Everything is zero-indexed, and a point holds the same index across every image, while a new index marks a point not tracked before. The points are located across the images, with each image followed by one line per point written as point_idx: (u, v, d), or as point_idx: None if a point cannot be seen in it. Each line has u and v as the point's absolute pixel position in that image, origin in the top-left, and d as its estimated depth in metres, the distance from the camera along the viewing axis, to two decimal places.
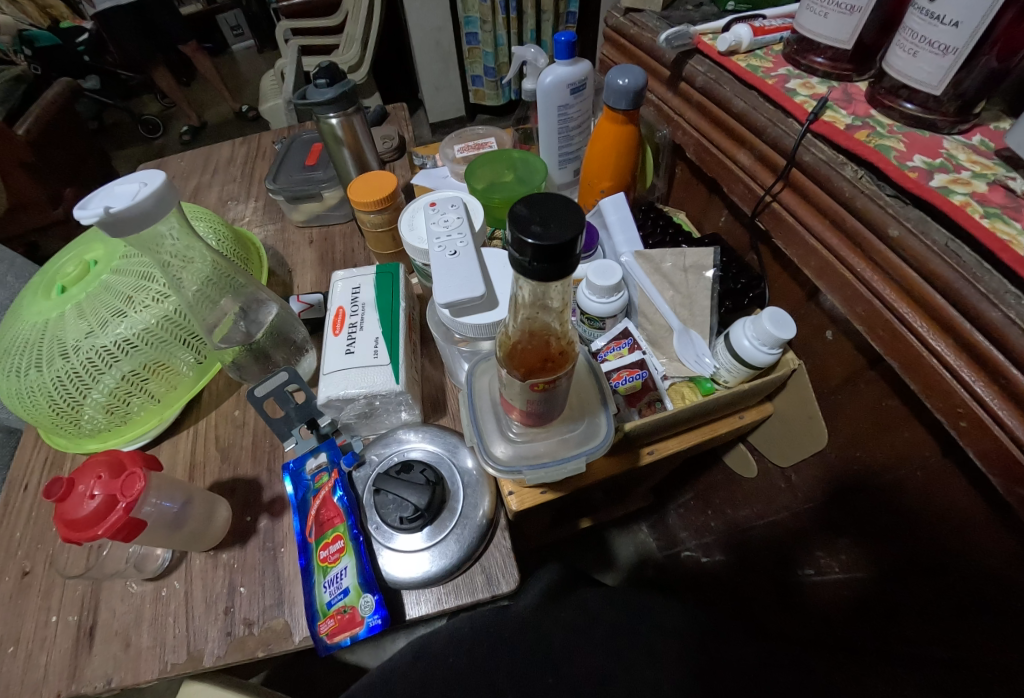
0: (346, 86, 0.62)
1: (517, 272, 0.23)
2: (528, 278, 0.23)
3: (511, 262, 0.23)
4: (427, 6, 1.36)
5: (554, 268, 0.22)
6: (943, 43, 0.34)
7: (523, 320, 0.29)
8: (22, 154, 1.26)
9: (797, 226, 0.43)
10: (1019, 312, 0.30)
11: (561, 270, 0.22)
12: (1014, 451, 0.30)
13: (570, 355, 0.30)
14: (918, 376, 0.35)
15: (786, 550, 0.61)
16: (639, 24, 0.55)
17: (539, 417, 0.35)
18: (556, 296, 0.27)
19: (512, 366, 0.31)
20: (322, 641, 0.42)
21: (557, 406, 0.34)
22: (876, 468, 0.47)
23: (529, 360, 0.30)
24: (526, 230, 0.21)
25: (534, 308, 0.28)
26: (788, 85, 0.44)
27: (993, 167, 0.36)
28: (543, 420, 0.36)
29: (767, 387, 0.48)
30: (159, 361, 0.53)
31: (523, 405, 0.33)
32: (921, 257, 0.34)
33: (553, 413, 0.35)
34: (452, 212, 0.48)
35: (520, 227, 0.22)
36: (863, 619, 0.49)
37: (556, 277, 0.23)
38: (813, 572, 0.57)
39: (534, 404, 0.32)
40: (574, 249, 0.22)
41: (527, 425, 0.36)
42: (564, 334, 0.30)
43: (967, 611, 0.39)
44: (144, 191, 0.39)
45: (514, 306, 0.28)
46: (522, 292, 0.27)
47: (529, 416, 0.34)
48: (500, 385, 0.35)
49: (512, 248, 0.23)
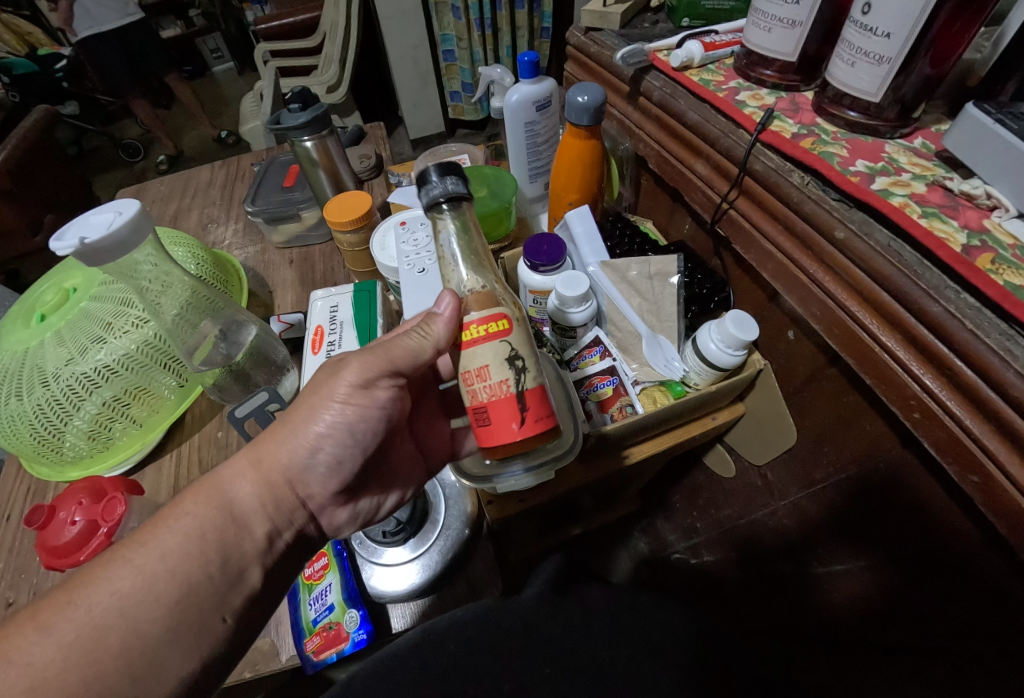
0: (319, 110, 0.64)
1: (438, 197, 0.33)
2: (449, 197, 0.34)
3: (424, 181, 0.34)
4: (403, 26, 1.39)
5: (456, 176, 0.35)
6: (877, 54, 0.36)
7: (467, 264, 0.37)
8: (3, 183, 1.26)
9: (753, 231, 0.44)
10: (958, 306, 0.31)
11: (463, 180, 0.35)
12: (964, 439, 0.31)
13: (493, 310, 0.33)
14: (872, 371, 0.36)
15: (783, 563, 0.60)
16: (598, 43, 0.57)
17: (509, 392, 0.32)
18: (478, 248, 0.38)
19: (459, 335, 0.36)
20: (309, 659, 0.42)
21: (491, 398, 0.32)
22: (844, 462, 0.48)
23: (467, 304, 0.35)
24: (429, 172, 0.35)
25: (454, 253, 0.37)
26: (739, 97, 0.46)
27: (932, 169, 0.38)
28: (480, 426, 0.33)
29: (737, 387, 0.50)
30: (140, 386, 0.54)
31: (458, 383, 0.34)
32: (867, 257, 0.35)
33: (488, 412, 0.32)
34: (422, 232, 0.49)
35: (424, 178, 0.35)
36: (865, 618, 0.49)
37: (465, 188, 0.34)
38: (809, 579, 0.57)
39: (496, 365, 0.32)
40: (461, 170, 0.36)
41: (502, 417, 0.32)
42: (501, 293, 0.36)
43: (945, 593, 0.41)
44: (118, 221, 0.40)
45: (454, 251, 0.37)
46: (454, 236, 0.37)
47: (500, 393, 0.32)
48: (466, 389, 0.33)
49: (426, 190, 0.34)
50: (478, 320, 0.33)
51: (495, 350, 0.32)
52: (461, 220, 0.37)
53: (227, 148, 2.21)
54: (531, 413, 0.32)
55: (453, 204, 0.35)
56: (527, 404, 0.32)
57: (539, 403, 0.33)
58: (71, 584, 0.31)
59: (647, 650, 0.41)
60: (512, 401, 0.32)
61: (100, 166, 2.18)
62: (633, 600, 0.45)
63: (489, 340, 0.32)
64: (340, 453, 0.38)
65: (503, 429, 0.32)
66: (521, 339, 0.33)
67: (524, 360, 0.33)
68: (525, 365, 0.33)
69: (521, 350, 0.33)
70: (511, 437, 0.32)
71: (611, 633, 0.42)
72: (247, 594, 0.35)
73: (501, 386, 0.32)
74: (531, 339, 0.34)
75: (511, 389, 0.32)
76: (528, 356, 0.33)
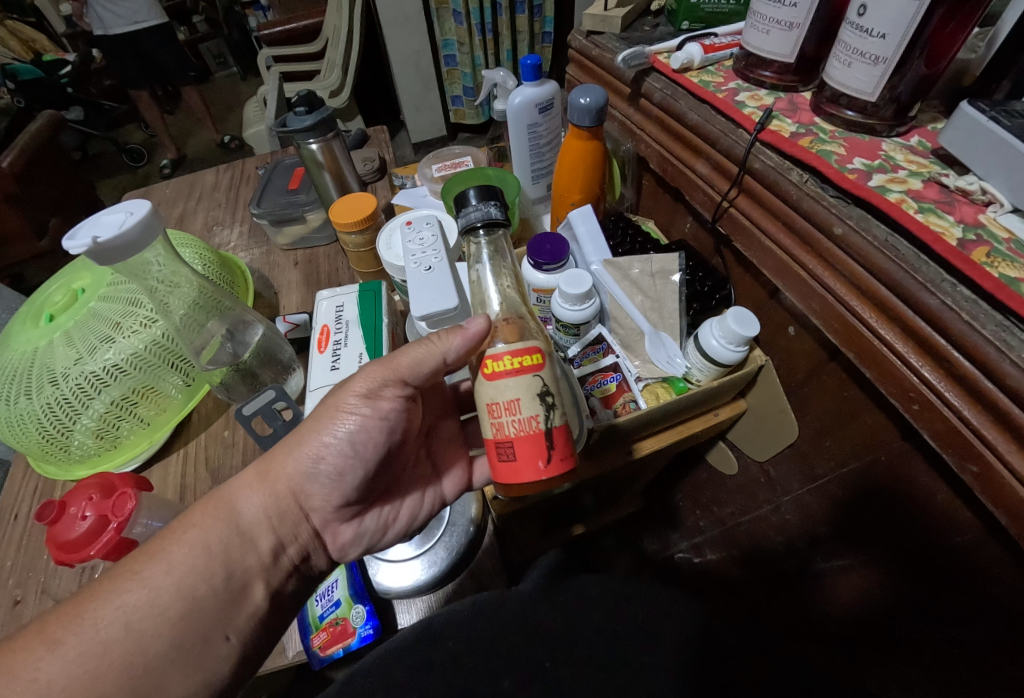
0: (324, 113, 0.65)
1: (476, 222, 0.38)
2: (485, 222, 0.38)
3: (469, 198, 0.40)
4: (405, 32, 1.40)
5: (494, 204, 0.39)
6: (873, 54, 0.37)
7: (498, 286, 0.40)
8: (9, 187, 1.27)
9: (753, 228, 0.45)
10: (955, 299, 0.32)
11: (500, 209, 0.39)
12: (963, 429, 0.32)
13: (528, 344, 0.32)
14: (872, 364, 0.37)
15: (789, 564, 0.60)
16: (599, 46, 0.58)
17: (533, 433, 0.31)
18: (511, 274, 0.41)
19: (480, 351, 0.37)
20: (315, 655, 0.43)
21: (518, 434, 0.31)
22: (846, 457, 0.49)
23: (496, 333, 0.37)
24: (470, 200, 0.40)
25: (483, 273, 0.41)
26: (738, 97, 0.47)
27: (928, 166, 0.39)
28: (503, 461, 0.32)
29: (738, 383, 0.51)
30: (148, 385, 0.55)
31: (482, 413, 0.33)
32: (865, 252, 0.36)
33: (512, 448, 0.31)
34: (428, 231, 0.50)
35: (465, 204, 0.40)
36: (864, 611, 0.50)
37: (501, 215, 0.39)
38: (814, 579, 0.57)
39: (523, 403, 0.31)
40: (499, 199, 0.40)
41: (526, 458, 0.31)
42: (530, 319, 0.39)
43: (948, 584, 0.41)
44: (130, 220, 0.40)
45: (487, 272, 0.41)
46: (485, 259, 0.41)
47: (525, 432, 0.31)
48: (489, 426, 0.32)
49: (466, 216, 0.39)
50: (511, 353, 0.32)
51: (527, 385, 0.31)
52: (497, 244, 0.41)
53: (229, 153, 2.22)
54: (558, 454, 0.32)
55: (489, 229, 0.39)
56: (555, 444, 0.32)
57: (565, 442, 0.32)
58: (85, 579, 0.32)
59: (649, 642, 0.41)
60: (540, 440, 0.31)
61: (104, 171, 2.19)
62: (637, 593, 0.45)
63: (521, 374, 0.31)
64: (341, 465, 0.39)
65: (528, 467, 0.31)
66: (551, 374, 0.32)
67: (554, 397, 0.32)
68: (555, 403, 0.32)
69: (551, 386, 0.32)
70: (535, 474, 0.31)
71: (615, 625, 0.42)
72: (252, 611, 0.36)
73: (531, 423, 0.31)
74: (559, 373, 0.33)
75: (540, 426, 0.31)
76: (558, 392, 0.33)
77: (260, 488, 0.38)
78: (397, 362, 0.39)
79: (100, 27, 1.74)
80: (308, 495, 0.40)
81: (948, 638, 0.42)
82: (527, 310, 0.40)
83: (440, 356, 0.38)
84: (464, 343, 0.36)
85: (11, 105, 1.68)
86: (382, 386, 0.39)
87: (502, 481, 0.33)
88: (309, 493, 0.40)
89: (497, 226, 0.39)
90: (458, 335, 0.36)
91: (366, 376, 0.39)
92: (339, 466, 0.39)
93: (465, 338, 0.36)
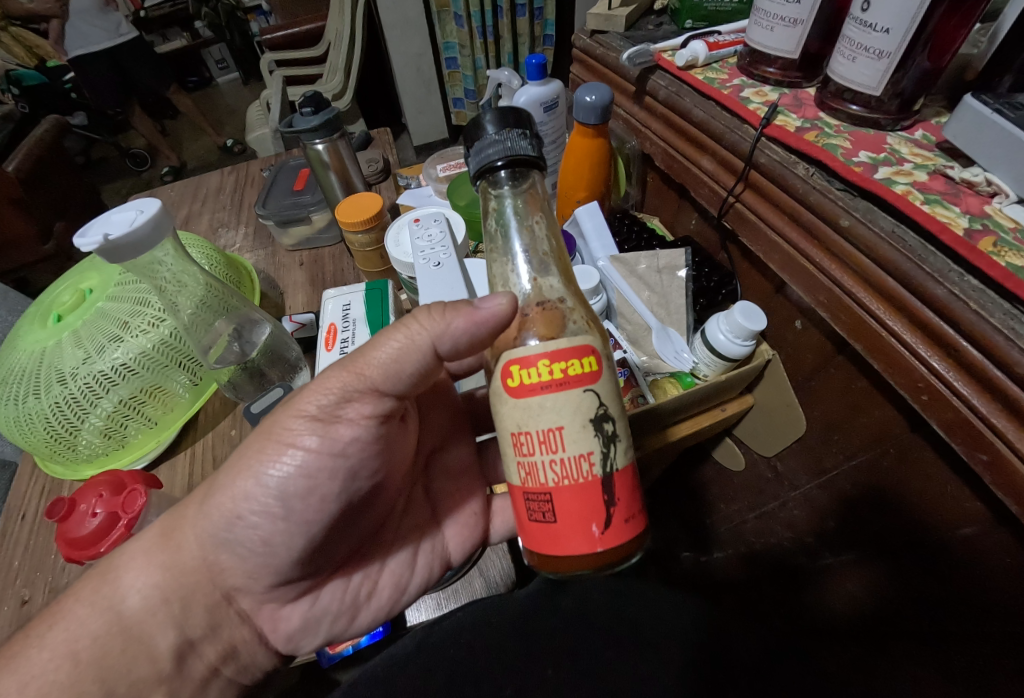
0: (330, 113, 0.65)
1: (496, 160, 0.29)
2: (509, 160, 0.29)
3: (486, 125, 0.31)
4: (407, 35, 1.41)
5: (520, 135, 0.30)
6: (877, 49, 0.37)
7: (529, 257, 0.32)
8: (14, 191, 1.27)
9: (759, 223, 0.45)
10: (962, 288, 0.32)
11: (528, 142, 0.30)
12: (971, 418, 0.32)
13: (576, 344, 0.25)
14: (880, 356, 0.37)
15: (795, 563, 0.61)
16: (604, 45, 0.59)
17: (581, 471, 0.25)
18: (543, 236, 0.32)
19: (511, 336, 0.31)
20: (326, 652, 0.46)
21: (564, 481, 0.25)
22: (854, 451, 0.49)
23: (530, 323, 0.30)
24: (486, 129, 0.30)
25: (503, 232, 0.32)
26: (743, 94, 0.47)
27: (933, 158, 0.39)
28: (542, 514, 0.27)
29: (745, 377, 0.51)
30: (156, 385, 0.55)
31: (507, 445, 0.27)
32: (872, 244, 0.36)
33: (552, 495, 0.26)
34: (436, 228, 0.50)
35: (481, 135, 0.31)
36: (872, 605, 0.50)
37: (531, 151, 0.29)
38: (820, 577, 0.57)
39: (565, 432, 0.25)
40: (527, 129, 0.31)
41: (571, 503, 0.26)
42: (574, 304, 0.31)
43: (963, 576, 0.41)
44: (140, 219, 0.40)
45: (514, 232, 0.32)
46: (509, 214, 0.32)
47: (570, 471, 0.25)
48: (521, 463, 0.26)
49: (483, 150, 0.30)
50: (551, 357, 0.25)
51: (575, 408, 0.25)
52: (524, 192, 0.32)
53: (231, 158, 2.23)
54: (619, 514, 0.26)
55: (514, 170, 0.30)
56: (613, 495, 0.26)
57: (622, 483, 0.26)
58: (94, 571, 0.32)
59: (657, 638, 0.41)
60: (595, 490, 0.25)
61: (107, 176, 2.20)
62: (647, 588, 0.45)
63: (567, 390, 0.25)
64: (268, 534, 0.35)
65: (578, 530, 0.26)
66: (607, 389, 0.26)
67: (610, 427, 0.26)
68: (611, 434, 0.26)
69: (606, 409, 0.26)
70: (588, 545, 0.26)
71: (622, 622, 0.42)
72: None
73: (584, 468, 0.25)
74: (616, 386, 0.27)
75: (595, 475, 0.25)
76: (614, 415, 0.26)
77: (158, 561, 0.35)
78: (362, 369, 0.33)
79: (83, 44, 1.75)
80: (225, 573, 0.36)
81: (956, 630, 0.43)
82: (567, 292, 0.31)
83: (427, 345, 0.33)
84: (470, 337, 0.31)
85: (13, 108, 1.69)
86: (341, 402, 0.33)
87: (540, 542, 0.27)
88: (226, 569, 0.36)
89: (527, 166, 0.30)
90: (461, 313, 0.31)
91: (325, 384, 0.33)
92: (267, 535, 0.34)
93: (473, 322, 0.30)
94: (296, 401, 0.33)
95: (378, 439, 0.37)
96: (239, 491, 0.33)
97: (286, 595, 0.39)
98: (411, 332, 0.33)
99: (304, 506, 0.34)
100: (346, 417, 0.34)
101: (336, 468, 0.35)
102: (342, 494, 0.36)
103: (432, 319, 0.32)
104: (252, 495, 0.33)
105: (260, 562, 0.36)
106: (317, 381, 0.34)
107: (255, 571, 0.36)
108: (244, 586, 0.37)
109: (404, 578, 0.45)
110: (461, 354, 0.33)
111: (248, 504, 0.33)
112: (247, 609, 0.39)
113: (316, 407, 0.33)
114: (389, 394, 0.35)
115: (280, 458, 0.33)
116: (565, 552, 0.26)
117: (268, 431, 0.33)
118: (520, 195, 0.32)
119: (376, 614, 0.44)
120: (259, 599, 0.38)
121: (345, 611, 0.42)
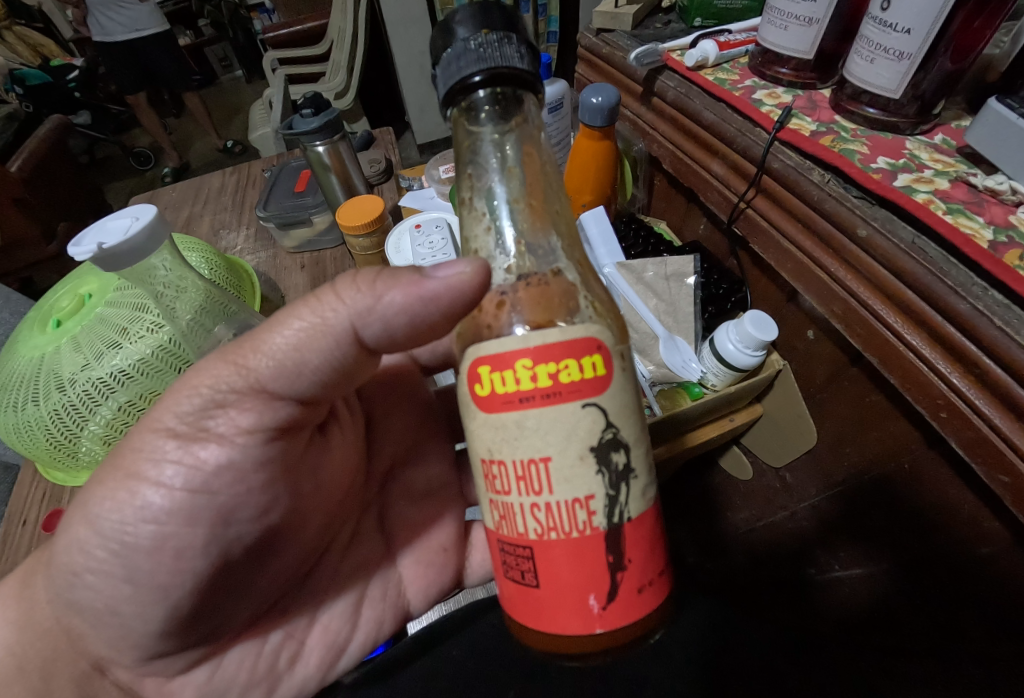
0: (330, 115, 0.65)
1: (470, 75, 0.24)
2: (488, 74, 0.24)
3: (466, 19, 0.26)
4: (411, 34, 1.40)
5: (503, 41, 0.25)
6: (897, 49, 0.35)
7: (513, 210, 0.28)
8: (17, 191, 1.26)
9: (771, 230, 0.44)
10: (986, 303, 0.30)
11: (515, 50, 0.25)
12: (993, 438, 0.31)
13: (568, 343, 0.23)
14: (896, 370, 0.36)
15: (787, 549, 0.60)
16: (611, 43, 0.57)
17: (570, 515, 0.24)
18: (526, 184, 0.29)
19: (487, 317, 0.28)
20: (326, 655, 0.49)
21: (557, 531, 0.24)
22: (867, 463, 0.47)
23: (515, 303, 0.27)
24: (459, 34, 0.25)
25: (477, 180, 0.29)
26: (755, 96, 0.46)
27: (955, 165, 0.38)
28: (524, 575, 0.25)
29: (754, 388, 0.50)
30: (155, 391, 0.51)
31: (478, 471, 0.26)
32: (889, 254, 0.35)
33: (536, 546, 0.24)
34: (437, 235, 0.51)
35: (451, 44, 0.26)
36: (880, 619, 0.49)
37: (517, 62, 0.24)
38: (817, 570, 0.57)
39: (547, 467, 0.23)
40: (513, 34, 0.26)
41: (563, 557, 0.24)
42: (575, 276, 0.28)
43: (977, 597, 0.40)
44: (136, 225, 0.39)
45: (495, 182, 0.28)
46: (490, 160, 0.28)
47: (557, 515, 0.24)
48: (499, 497, 0.25)
49: (453, 64, 0.25)
50: (536, 356, 0.23)
51: (568, 432, 0.23)
52: (508, 125, 0.28)
53: (232, 158, 2.22)
54: (631, 583, 0.25)
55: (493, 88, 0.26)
56: (620, 554, 0.24)
57: (636, 542, 0.25)
58: (37, 595, 0.31)
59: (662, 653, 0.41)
60: (598, 548, 0.24)
61: (112, 175, 2.21)
62: None
63: (555, 401, 0.23)
64: (132, 602, 0.29)
65: (577, 606, 0.24)
66: (610, 401, 0.24)
67: (615, 459, 0.24)
68: (618, 468, 0.24)
69: (608, 427, 0.24)
70: (586, 624, 0.24)
71: None
72: None
73: (582, 518, 0.24)
74: (627, 397, 0.25)
75: (597, 527, 0.24)
76: (622, 438, 0.24)
77: (36, 619, 0.30)
78: (246, 360, 0.27)
79: (100, 33, 1.74)
80: (85, 639, 0.31)
81: (960, 647, 0.42)
82: (557, 252, 0.28)
83: (347, 328, 0.27)
84: (411, 320, 0.28)
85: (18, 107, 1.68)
86: (211, 409, 0.27)
87: (524, 612, 0.26)
88: (83, 632, 0.30)
89: (511, 82, 0.25)
90: (400, 285, 0.27)
91: (195, 381, 0.27)
92: (112, 602, 0.29)
93: (414, 295, 0.27)
94: (152, 413, 0.27)
95: (264, 466, 0.30)
96: (74, 540, 0.28)
97: (172, 666, 0.33)
98: (322, 312, 0.27)
99: (155, 567, 0.28)
100: (216, 431, 0.27)
101: (197, 513, 0.28)
102: (213, 547, 0.29)
103: (355, 292, 0.27)
104: (90, 549, 0.27)
105: (117, 633, 0.30)
106: (183, 381, 0.27)
107: (114, 642, 0.30)
108: (113, 656, 0.31)
109: (342, 637, 0.42)
110: (395, 337, 0.29)
111: (84, 559, 0.28)
112: (127, 681, 0.33)
113: (176, 420, 0.27)
114: (286, 396, 0.29)
115: (119, 497, 0.27)
116: (556, 627, 0.25)
117: (115, 462, 0.27)
118: (502, 129, 0.28)
119: (303, 682, 0.40)
120: (137, 672, 0.32)
121: (260, 683, 0.37)
